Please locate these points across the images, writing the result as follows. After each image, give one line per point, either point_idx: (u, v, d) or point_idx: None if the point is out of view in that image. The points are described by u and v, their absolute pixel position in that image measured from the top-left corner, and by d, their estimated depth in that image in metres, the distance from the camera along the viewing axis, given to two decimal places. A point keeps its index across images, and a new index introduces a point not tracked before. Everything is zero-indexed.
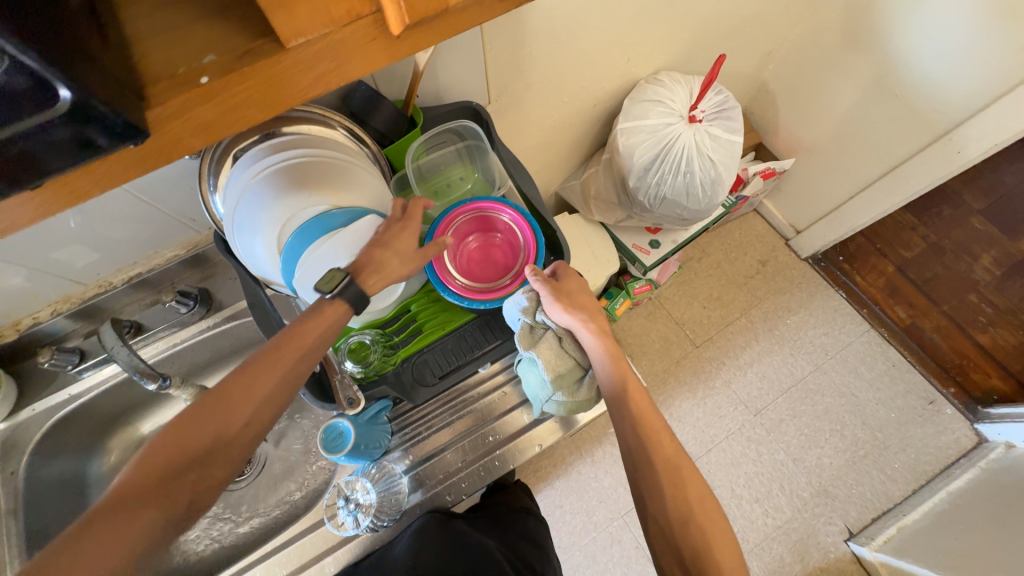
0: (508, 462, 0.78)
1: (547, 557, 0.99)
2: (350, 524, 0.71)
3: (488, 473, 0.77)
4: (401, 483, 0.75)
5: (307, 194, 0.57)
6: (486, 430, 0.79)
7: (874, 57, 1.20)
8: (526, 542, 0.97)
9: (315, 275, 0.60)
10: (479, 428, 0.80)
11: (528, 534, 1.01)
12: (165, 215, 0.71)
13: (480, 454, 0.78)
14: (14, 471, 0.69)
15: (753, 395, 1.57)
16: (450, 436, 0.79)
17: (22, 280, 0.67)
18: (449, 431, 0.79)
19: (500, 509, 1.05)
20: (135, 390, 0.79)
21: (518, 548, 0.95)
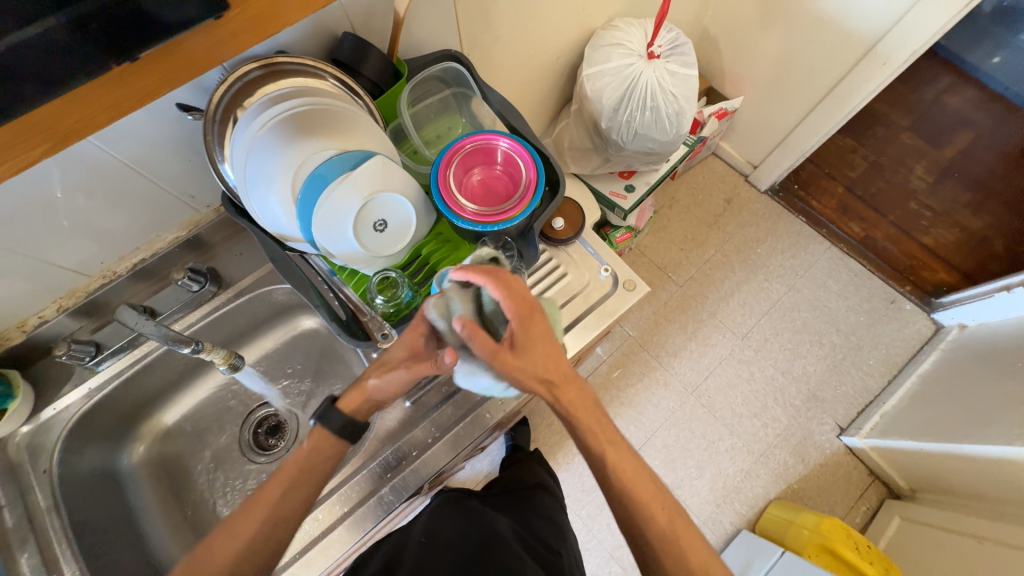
0: None
1: (563, 534, 1.00)
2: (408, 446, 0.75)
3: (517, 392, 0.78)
4: None
5: (316, 140, 0.60)
6: (482, 409, 0.77)
7: None
8: (540, 519, 0.99)
9: (332, 220, 0.62)
10: None
11: (542, 510, 1.04)
12: (166, 194, 0.71)
13: None
14: (46, 469, 0.68)
15: (738, 321, 1.68)
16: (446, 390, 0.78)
17: (24, 276, 0.66)
18: None
19: (516, 485, 1.12)
20: (155, 378, 0.78)
21: (531, 523, 0.97)
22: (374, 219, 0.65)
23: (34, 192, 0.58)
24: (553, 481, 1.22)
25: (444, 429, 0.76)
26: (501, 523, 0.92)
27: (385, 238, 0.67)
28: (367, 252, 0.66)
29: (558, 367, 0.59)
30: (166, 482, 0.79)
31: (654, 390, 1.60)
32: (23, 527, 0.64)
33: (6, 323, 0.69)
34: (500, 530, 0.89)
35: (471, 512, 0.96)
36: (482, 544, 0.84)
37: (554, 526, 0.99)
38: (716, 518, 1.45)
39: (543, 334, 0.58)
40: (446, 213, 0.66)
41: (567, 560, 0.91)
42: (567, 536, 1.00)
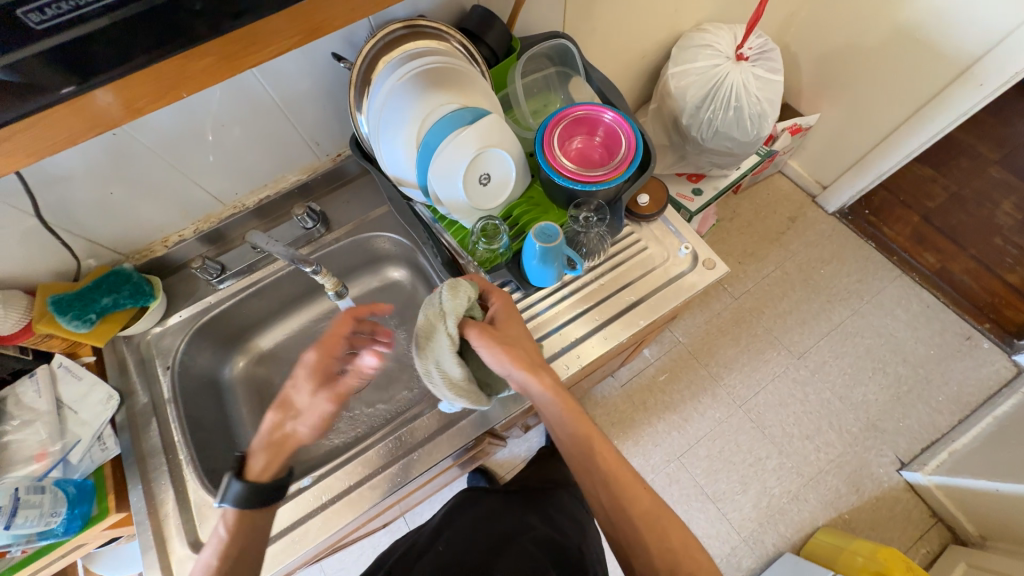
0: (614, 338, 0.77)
1: (586, 533, 0.96)
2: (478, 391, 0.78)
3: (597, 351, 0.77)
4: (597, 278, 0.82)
5: (442, 94, 0.67)
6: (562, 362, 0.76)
7: (888, 8, 1.30)
8: (564, 517, 0.96)
9: (446, 168, 0.68)
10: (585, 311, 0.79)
11: (567, 509, 0.99)
12: (299, 139, 0.80)
13: (588, 333, 0.78)
14: (169, 366, 0.77)
15: (795, 340, 1.63)
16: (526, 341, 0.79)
17: (177, 196, 0.76)
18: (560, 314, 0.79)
19: (534, 487, 1.06)
20: (261, 304, 0.86)
21: (556, 522, 0.93)
22: (480, 173, 0.71)
23: (204, 118, 0.68)
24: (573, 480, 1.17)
25: None
26: (519, 527, 0.87)
27: (488, 191, 0.73)
28: (471, 201, 0.72)
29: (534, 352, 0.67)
30: (256, 400, 0.86)
31: (701, 399, 1.57)
32: (149, 411, 0.73)
33: (154, 237, 0.80)
34: (516, 528, 0.87)
35: (488, 509, 0.95)
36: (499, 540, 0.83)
37: (574, 522, 0.96)
38: (758, 537, 1.40)
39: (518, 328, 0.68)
40: (547, 171, 0.71)
41: (589, 556, 0.89)
42: (588, 532, 0.97)
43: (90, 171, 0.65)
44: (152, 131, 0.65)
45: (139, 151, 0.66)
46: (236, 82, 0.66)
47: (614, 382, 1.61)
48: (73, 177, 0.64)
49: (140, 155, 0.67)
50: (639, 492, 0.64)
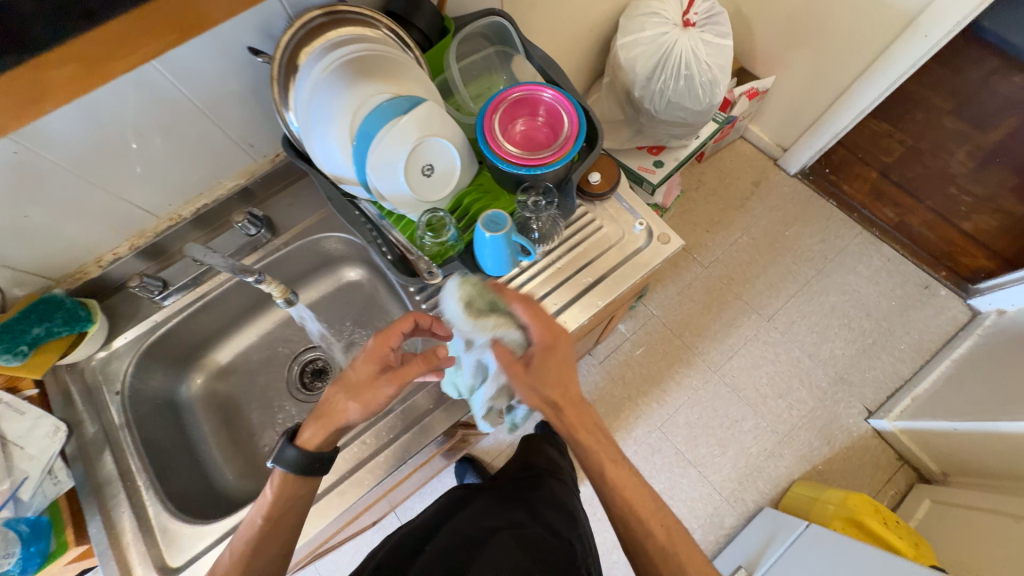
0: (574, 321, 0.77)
1: (577, 524, 0.94)
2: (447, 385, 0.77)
3: None
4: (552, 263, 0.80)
5: (373, 84, 0.64)
6: None
7: None
8: (552, 509, 0.94)
9: (385, 162, 0.65)
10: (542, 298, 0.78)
11: (556, 499, 0.98)
12: (230, 141, 0.76)
13: None
14: (118, 391, 0.74)
15: (764, 304, 1.67)
16: None
17: (103, 212, 0.72)
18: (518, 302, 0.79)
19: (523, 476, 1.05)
20: (212, 318, 0.83)
21: (544, 515, 0.90)
22: (422, 164, 0.68)
23: (117, 127, 0.63)
24: (560, 459, 1.17)
25: None
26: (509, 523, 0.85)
27: (434, 182, 0.71)
28: (416, 193, 0.69)
29: (562, 390, 0.67)
30: (219, 416, 0.84)
31: (677, 369, 1.60)
32: (101, 440, 0.70)
33: (85, 257, 0.76)
34: (501, 525, 0.83)
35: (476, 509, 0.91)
36: (482, 539, 0.79)
37: (565, 514, 0.94)
38: (738, 495, 1.45)
39: (552, 360, 0.67)
40: (491, 155, 0.69)
41: (580, 552, 0.87)
42: (578, 523, 0.95)
43: None
44: (60, 145, 0.61)
45: (48, 168, 0.62)
46: (147, 85, 0.61)
47: (592, 359, 1.63)
48: None
49: (50, 172, 0.62)
50: (645, 498, 0.65)
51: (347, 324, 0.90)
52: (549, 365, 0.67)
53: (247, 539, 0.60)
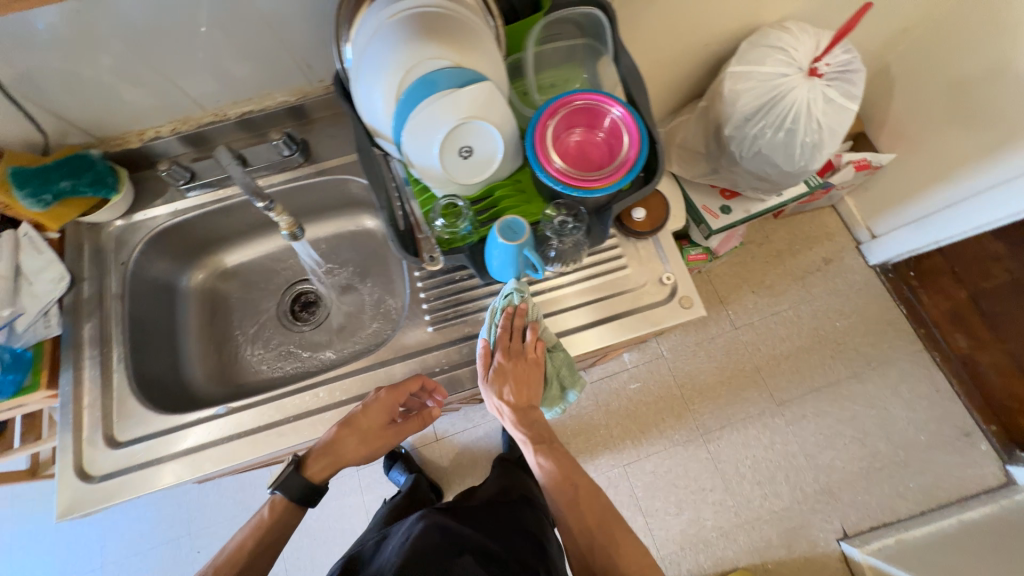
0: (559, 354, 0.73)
1: (543, 549, 0.94)
2: (413, 368, 0.73)
3: None
4: (561, 286, 0.75)
5: (435, 45, 0.59)
6: None
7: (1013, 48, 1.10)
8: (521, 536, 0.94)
9: (423, 131, 0.61)
10: None
11: (525, 526, 0.98)
12: (288, 57, 0.74)
13: None
14: (124, 262, 0.77)
15: (781, 387, 1.56)
16: (471, 330, 0.74)
17: (152, 91, 0.73)
18: None
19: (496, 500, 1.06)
20: (227, 221, 0.85)
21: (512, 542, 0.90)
22: (461, 145, 0.64)
23: (178, 14, 0.62)
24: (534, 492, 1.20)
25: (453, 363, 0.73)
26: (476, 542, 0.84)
27: (468, 166, 0.67)
28: (445, 171, 0.66)
29: (524, 405, 0.69)
30: (209, 315, 0.87)
31: (664, 417, 1.54)
32: (95, 301, 0.74)
33: (129, 127, 0.78)
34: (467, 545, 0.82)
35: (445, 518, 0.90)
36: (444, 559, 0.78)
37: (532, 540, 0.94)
38: (675, 559, 1.42)
39: (529, 375, 0.69)
40: (531, 159, 0.63)
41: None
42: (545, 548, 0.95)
43: (54, 47, 0.62)
44: (119, 16, 0.60)
45: (105, 36, 0.62)
46: None
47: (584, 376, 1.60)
48: (35, 50, 0.61)
49: (107, 39, 0.63)
50: (592, 500, 0.70)
51: (351, 267, 0.91)
52: (528, 376, 0.69)
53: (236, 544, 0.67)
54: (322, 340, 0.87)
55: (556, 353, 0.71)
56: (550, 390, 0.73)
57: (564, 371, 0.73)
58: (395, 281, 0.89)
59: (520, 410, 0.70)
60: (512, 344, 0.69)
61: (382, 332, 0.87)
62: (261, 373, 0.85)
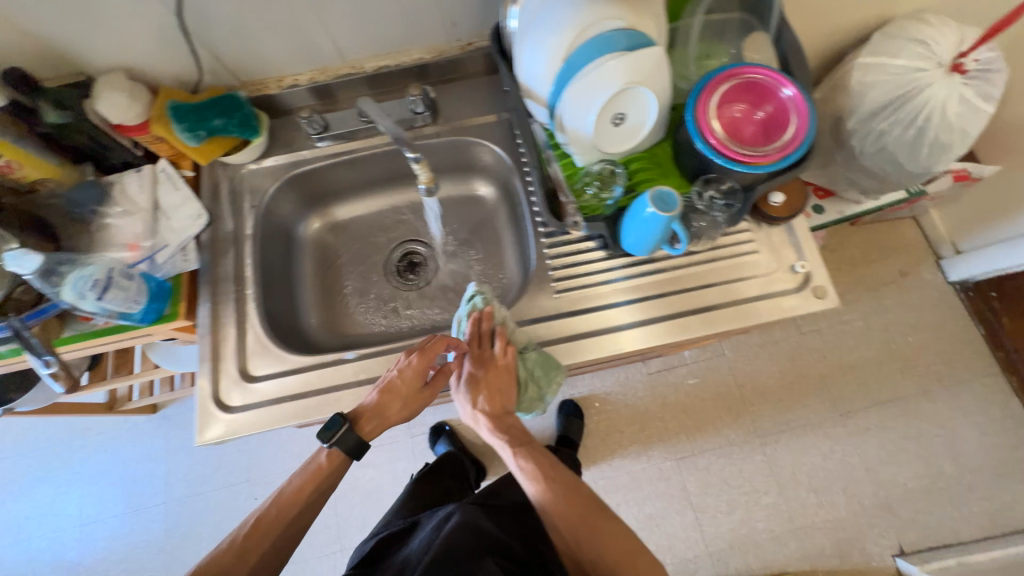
0: (683, 335, 0.72)
1: None
2: (537, 332, 0.73)
3: (658, 338, 0.72)
4: (689, 266, 0.74)
5: (613, 7, 0.59)
6: (615, 337, 0.72)
7: None
8: None
9: (585, 93, 0.61)
10: (659, 297, 0.73)
11: None
12: (438, 13, 0.74)
13: (655, 319, 0.72)
14: (256, 206, 0.79)
15: (845, 397, 1.52)
16: (594, 303, 0.73)
17: (303, 38, 0.74)
18: (636, 290, 0.73)
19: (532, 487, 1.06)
20: (349, 175, 0.86)
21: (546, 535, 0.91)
22: (616, 112, 0.63)
23: None
24: None
25: (573, 334, 0.72)
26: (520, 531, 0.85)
27: (616, 134, 0.66)
28: (594, 137, 0.65)
29: (495, 408, 0.69)
30: (321, 265, 0.89)
31: (721, 415, 1.53)
32: (230, 241, 0.77)
33: (271, 73, 0.79)
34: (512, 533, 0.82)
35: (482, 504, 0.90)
36: (470, 557, 0.70)
37: None
38: (723, 556, 1.41)
39: (500, 379, 0.69)
40: (691, 126, 0.63)
41: None
42: None
43: None
44: None
45: None
46: None
47: (642, 367, 1.59)
48: None
49: None
50: (573, 499, 0.65)
51: (463, 229, 0.91)
52: (500, 382, 0.69)
53: (281, 499, 0.66)
54: (430, 299, 0.88)
55: (528, 355, 0.70)
56: (529, 395, 0.71)
57: (537, 373, 0.70)
58: (507, 245, 0.88)
59: (494, 417, 0.69)
60: (483, 351, 0.71)
61: (492, 294, 0.87)
62: (367, 326, 0.86)
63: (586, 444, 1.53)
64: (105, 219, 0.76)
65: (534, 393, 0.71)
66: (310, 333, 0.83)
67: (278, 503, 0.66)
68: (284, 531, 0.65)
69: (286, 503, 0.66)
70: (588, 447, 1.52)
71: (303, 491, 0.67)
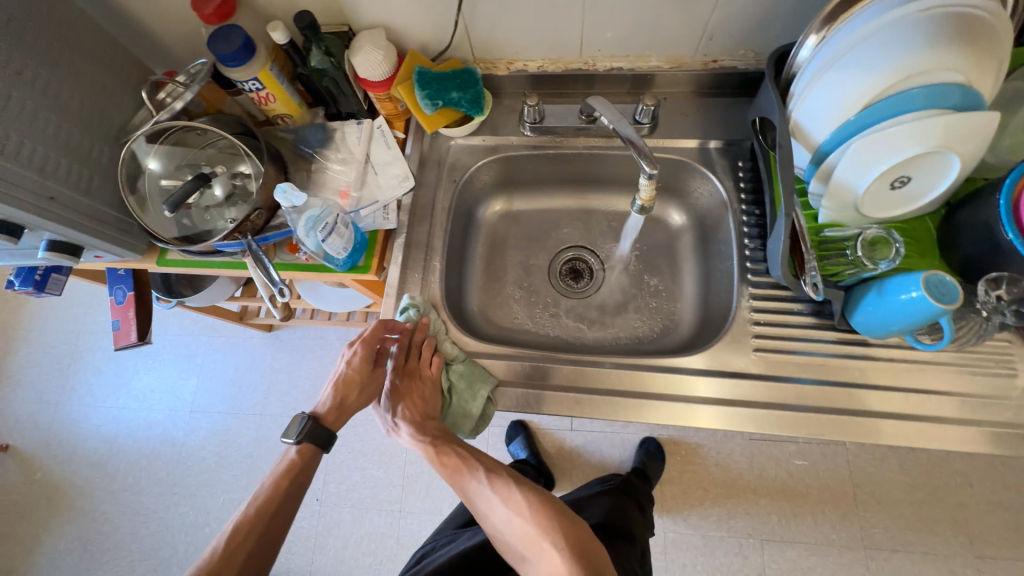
0: (895, 441, 0.61)
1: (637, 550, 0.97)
2: (716, 385, 0.65)
3: (862, 435, 0.61)
4: (920, 364, 0.63)
5: (958, 58, 0.50)
6: (809, 418, 0.62)
7: None
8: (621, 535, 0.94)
9: (882, 147, 0.52)
10: (875, 389, 0.62)
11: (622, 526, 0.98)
12: (702, 24, 0.69)
13: (864, 412, 0.62)
14: (455, 181, 0.81)
15: (995, 545, 1.25)
16: (791, 373, 0.65)
17: (553, 27, 0.72)
18: (847, 372, 0.63)
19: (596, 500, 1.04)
20: (543, 168, 0.85)
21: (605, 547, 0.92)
22: (902, 175, 0.55)
23: None
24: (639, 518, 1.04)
25: (758, 401, 0.64)
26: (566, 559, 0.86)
27: (885, 197, 0.58)
28: (861, 197, 0.57)
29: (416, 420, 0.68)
30: (490, 248, 0.88)
31: (827, 513, 1.32)
32: (425, 209, 0.79)
33: (505, 54, 0.79)
34: None
35: None
36: None
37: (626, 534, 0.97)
38: None
39: (421, 391, 0.69)
40: (999, 206, 0.52)
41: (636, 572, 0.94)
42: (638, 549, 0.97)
43: None
44: None
45: None
46: None
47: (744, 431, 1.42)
48: None
49: None
50: (495, 473, 0.72)
51: (645, 245, 0.86)
52: (426, 393, 0.69)
53: (271, 494, 0.65)
54: (591, 309, 0.84)
55: (454, 366, 0.69)
56: (455, 416, 0.70)
57: (460, 379, 0.69)
58: (691, 274, 0.82)
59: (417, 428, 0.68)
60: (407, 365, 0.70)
61: (660, 323, 0.81)
62: (520, 320, 0.84)
63: (662, 489, 1.38)
64: (324, 162, 0.80)
65: (459, 405, 0.69)
66: (472, 312, 0.83)
67: (254, 511, 0.63)
68: (270, 532, 0.63)
69: (263, 498, 0.64)
70: (663, 492, 1.38)
71: (278, 488, 0.65)
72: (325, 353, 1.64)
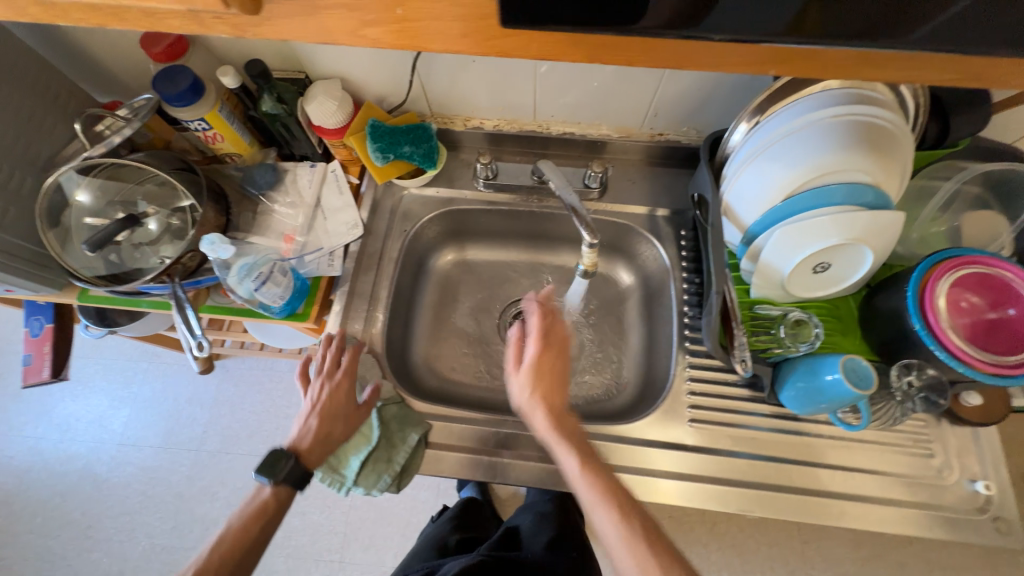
0: (823, 519, 0.61)
1: None
2: (655, 456, 0.65)
3: (792, 512, 0.62)
4: (846, 441, 0.64)
5: (868, 161, 0.54)
6: (743, 494, 0.63)
7: None
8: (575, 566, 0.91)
9: (803, 236, 0.55)
10: (804, 465, 0.64)
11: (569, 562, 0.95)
12: (647, 102, 0.73)
13: (794, 489, 0.63)
14: (406, 232, 0.80)
15: None
16: (726, 446, 0.65)
17: (509, 92, 0.75)
18: (778, 447, 0.65)
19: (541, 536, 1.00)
20: (497, 222, 0.85)
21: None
22: (823, 262, 0.58)
23: None
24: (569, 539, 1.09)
25: (695, 474, 0.64)
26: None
27: (808, 280, 0.61)
28: (786, 278, 0.60)
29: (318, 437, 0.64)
30: (440, 297, 0.87)
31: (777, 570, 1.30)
32: (374, 258, 0.77)
33: (462, 112, 0.81)
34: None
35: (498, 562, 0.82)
36: None
37: None
38: None
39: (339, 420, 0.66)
40: (909, 297, 0.55)
41: None
42: None
43: None
44: None
45: None
46: None
47: None
48: None
49: None
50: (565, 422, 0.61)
51: (593, 302, 0.86)
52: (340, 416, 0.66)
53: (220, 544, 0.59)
54: None
55: (388, 405, 0.68)
56: (378, 461, 0.65)
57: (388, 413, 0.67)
58: (636, 335, 0.83)
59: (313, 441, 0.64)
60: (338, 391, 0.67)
61: (605, 384, 0.81)
62: (466, 374, 0.82)
63: None
64: (271, 205, 0.79)
65: (380, 446, 0.65)
66: (415, 364, 0.80)
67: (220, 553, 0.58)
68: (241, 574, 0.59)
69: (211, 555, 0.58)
70: None
71: (249, 528, 0.61)
72: (273, 386, 1.55)
